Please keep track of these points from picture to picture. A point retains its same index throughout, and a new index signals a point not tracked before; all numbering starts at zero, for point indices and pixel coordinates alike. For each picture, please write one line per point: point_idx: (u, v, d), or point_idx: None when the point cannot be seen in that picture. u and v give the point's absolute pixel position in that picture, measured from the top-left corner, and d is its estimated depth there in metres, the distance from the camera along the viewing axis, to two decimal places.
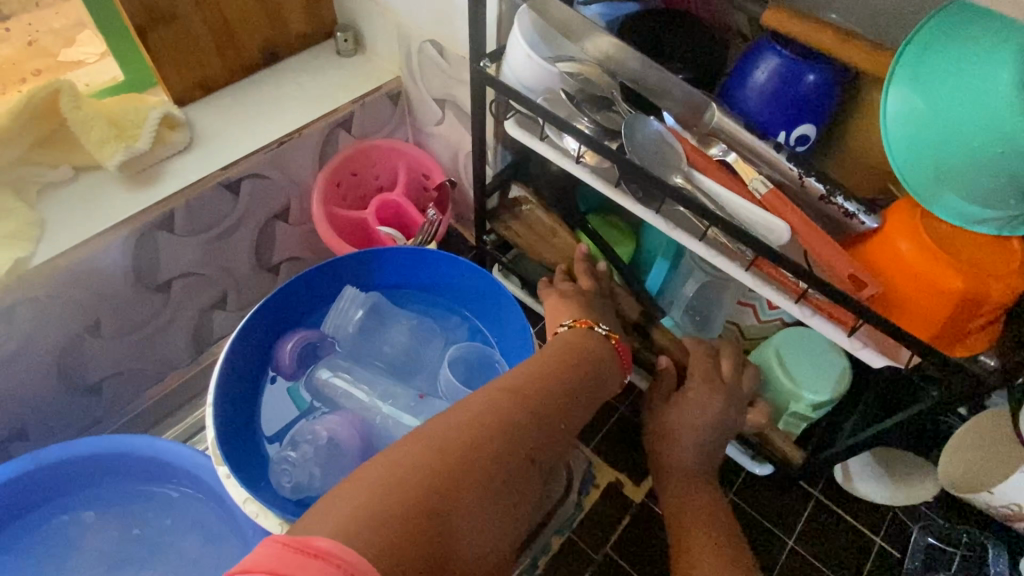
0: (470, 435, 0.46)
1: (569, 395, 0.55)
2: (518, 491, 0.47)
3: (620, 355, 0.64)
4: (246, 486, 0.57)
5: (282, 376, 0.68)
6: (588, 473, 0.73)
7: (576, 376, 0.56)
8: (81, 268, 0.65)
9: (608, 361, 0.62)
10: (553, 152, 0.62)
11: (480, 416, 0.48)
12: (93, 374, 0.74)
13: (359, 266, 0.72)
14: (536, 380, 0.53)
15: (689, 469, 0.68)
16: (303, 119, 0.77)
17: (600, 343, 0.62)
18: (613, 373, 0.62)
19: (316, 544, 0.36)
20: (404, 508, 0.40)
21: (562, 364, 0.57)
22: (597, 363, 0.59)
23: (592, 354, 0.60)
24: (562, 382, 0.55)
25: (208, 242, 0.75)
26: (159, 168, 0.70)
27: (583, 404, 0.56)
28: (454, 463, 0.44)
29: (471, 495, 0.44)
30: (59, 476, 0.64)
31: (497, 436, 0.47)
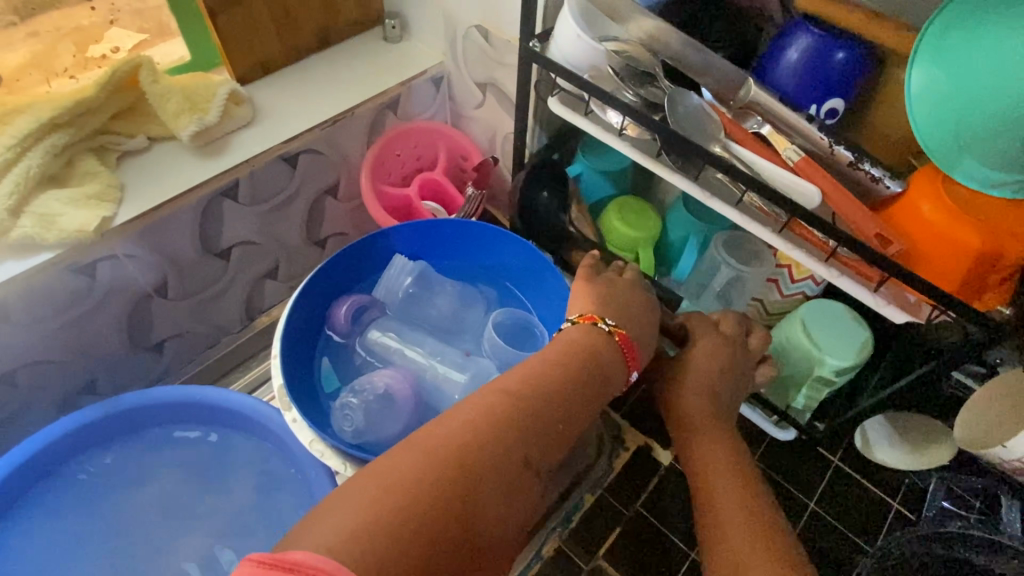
0: (464, 447, 0.49)
1: (566, 397, 0.56)
2: (517, 493, 0.51)
3: (626, 352, 0.63)
4: (312, 429, 0.62)
5: (336, 335, 0.73)
6: (615, 436, 0.78)
7: (578, 379, 0.58)
8: (154, 230, 0.70)
9: (615, 363, 0.61)
10: (595, 126, 0.66)
11: (473, 426, 0.51)
12: (156, 333, 0.79)
13: (407, 237, 0.77)
14: (534, 387, 0.55)
15: (709, 419, 0.67)
16: (355, 99, 0.82)
17: (605, 342, 0.62)
18: (617, 375, 0.61)
19: (291, 558, 0.39)
20: (400, 520, 0.44)
21: (566, 366, 0.58)
22: (603, 365, 0.60)
23: (599, 356, 0.60)
24: (561, 384, 0.56)
25: (266, 212, 0.80)
26: (225, 140, 0.74)
27: (581, 405, 0.57)
28: (449, 475, 0.47)
29: (469, 500, 0.47)
30: (132, 421, 0.70)
31: (483, 445, 0.50)
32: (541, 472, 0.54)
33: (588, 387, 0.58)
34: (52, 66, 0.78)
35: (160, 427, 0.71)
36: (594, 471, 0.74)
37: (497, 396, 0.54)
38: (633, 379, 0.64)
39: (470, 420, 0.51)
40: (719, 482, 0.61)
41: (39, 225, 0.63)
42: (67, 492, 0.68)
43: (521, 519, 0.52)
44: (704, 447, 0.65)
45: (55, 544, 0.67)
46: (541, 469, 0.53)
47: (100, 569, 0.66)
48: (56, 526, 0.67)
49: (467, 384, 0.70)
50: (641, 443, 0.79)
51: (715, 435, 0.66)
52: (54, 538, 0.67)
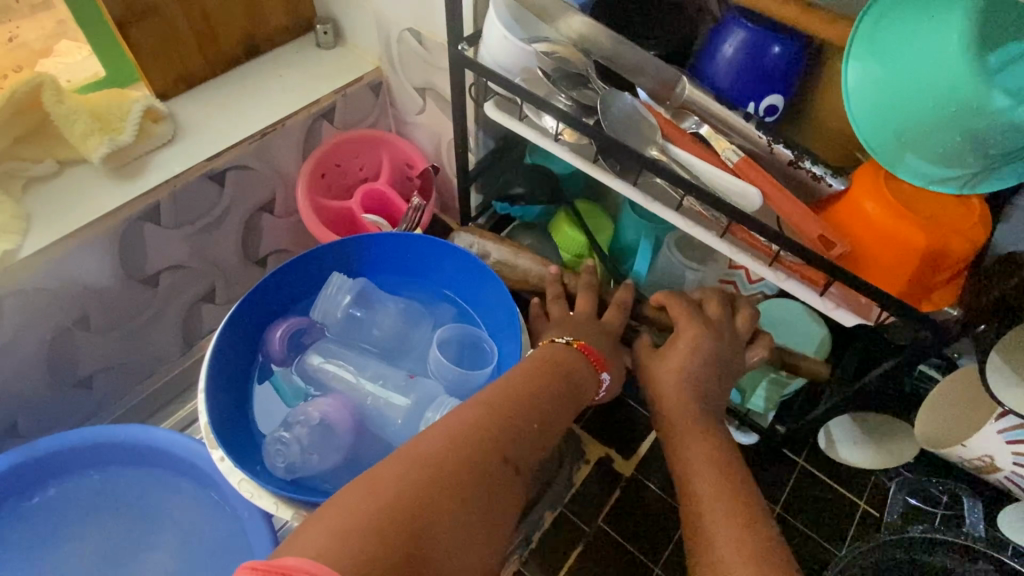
0: (446, 456, 0.46)
1: (541, 401, 0.53)
2: (499, 496, 0.48)
3: (591, 354, 0.60)
4: (241, 468, 0.58)
5: (274, 361, 0.69)
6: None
7: (554, 387, 0.55)
8: (65, 262, 0.65)
9: (584, 372, 0.59)
10: (532, 132, 0.63)
11: (453, 433, 0.48)
12: (83, 368, 0.75)
13: (346, 254, 0.73)
14: (508, 395, 0.52)
15: (692, 416, 0.59)
16: (284, 111, 0.78)
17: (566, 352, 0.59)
18: (588, 384, 0.59)
19: (284, 563, 0.36)
20: (382, 538, 0.40)
21: (537, 375, 0.55)
22: (578, 374, 0.58)
23: (566, 365, 0.58)
24: (535, 390, 0.54)
25: (194, 234, 0.76)
26: (143, 160, 0.70)
27: (557, 410, 0.54)
28: (429, 481, 0.44)
29: (448, 508, 0.44)
30: (53, 466, 0.65)
31: (461, 447, 0.47)
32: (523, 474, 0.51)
33: (561, 390, 0.55)
34: None
35: (85, 469, 0.67)
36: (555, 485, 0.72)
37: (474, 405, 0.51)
38: (604, 380, 0.61)
39: (449, 429, 0.48)
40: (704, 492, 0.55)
41: None
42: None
43: (505, 524, 0.49)
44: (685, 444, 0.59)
45: None
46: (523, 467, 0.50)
47: None
48: None
49: (411, 408, 0.66)
50: (602, 454, 0.82)
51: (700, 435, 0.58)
52: None
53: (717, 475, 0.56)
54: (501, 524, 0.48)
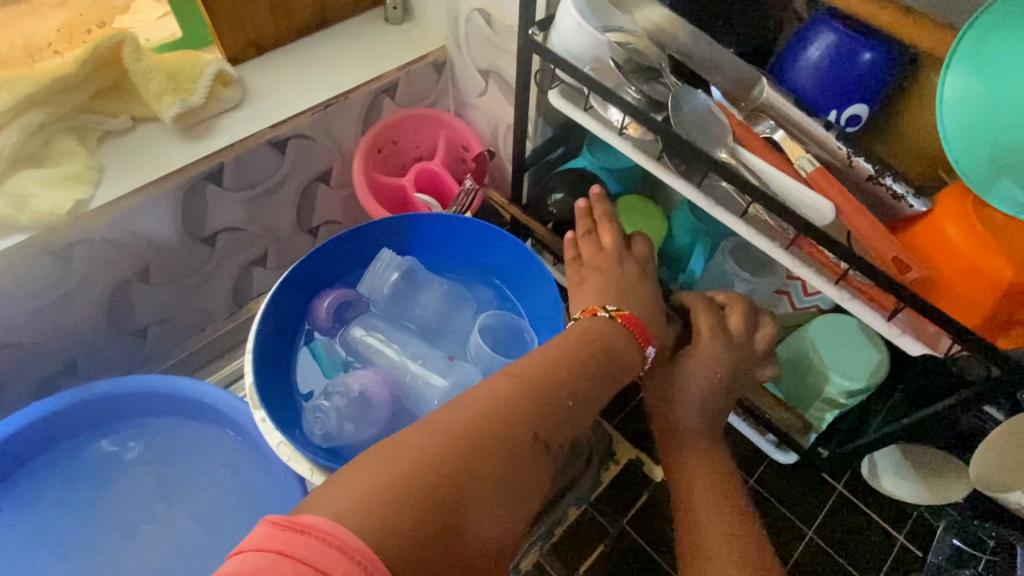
0: (475, 426, 0.45)
1: (579, 377, 0.51)
2: (530, 471, 0.46)
3: (632, 329, 0.58)
4: (280, 431, 0.60)
5: (319, 330, 0.71)
6: (607, 451, 0.76)
7: (594, 364, 0.52)
8: (132, 214, 0.67)
9: (627, 343, 0.56)
10: (595, 123, 0.62)
11: (486, 405, 0.46)
12: (140, 318, 0.78)
13: (397, 230, 0.74)
14: (544, 368, 0.50)
15: (699, 431, 0.60)
16: (348, 84, 0.78)
17: (607, 325, 0.57)
18: (631, 359, 0.56)
19: (304, 521, 0.37)
20: (401, 505, 0.40)
21: (577, 349, 0.53)
22: (619, 351, 0.55)
23: (607, 340, 0.55)
24: (571, 366, 0.51)
25: (253, 199, 0.78)
26: (211, 122, 0.71)
27: (595, 389, 0.52)
28: (454, 450, 0.43)
29: (473, 481, 0.43)
30: (105, 410, 0.69)
31: (491, 417, 0.46)
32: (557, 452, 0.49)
33: (601, 368, 0.53)
34: (35, 41, 0.76)
35: (133, 416, 0.70)
36: (583, 482, 0.72)
37: (506, 376, 0.49)
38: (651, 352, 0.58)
39: (480, 401, 0.47)
40: (705, 505, 0.56)
41: (12, 206, 0.60)
42: (37, 480, 0.68)
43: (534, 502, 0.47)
44: (691, 452, 0.59)
45: (21, 528, 0.66)
46: (556, 444, 0.48)
47: (66, 555, 0.65)
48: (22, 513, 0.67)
49: (447, 391, 0.66)
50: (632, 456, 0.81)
51: (700, 447, 0.60)
52: (21, 525, 0.66)
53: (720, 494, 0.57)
54: (530, 500, 0.47)
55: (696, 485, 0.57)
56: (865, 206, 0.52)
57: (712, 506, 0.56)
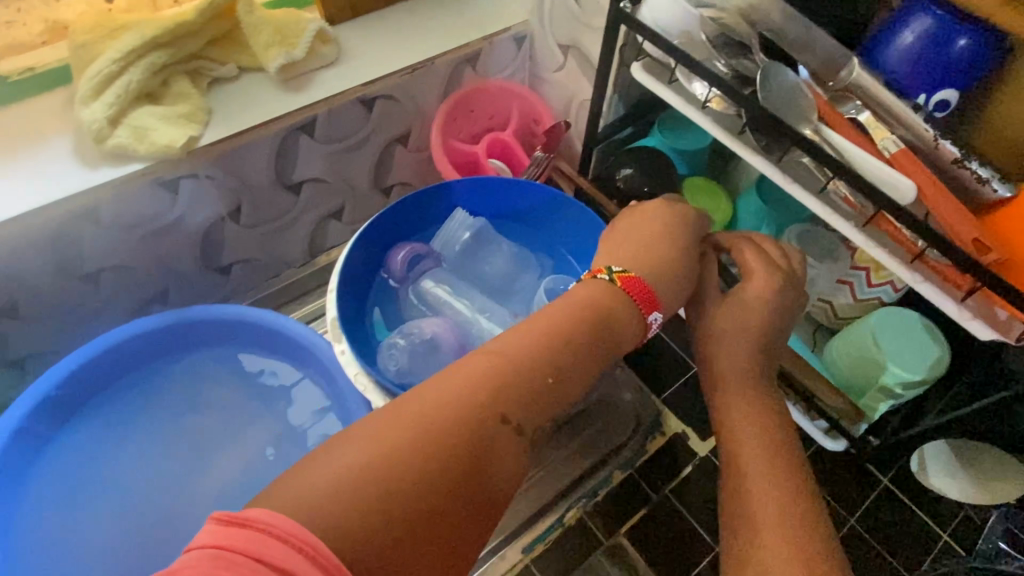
0: (434, 414, 0.45)
1: (552, 356, 0.50)
2: (496, 452, 0.46)
3: (637, 297, 0.56)
4: (358, 362, 0.66)
5: (393, 278, 0.74)
6: (655, 420, 0.79)
7: (572, 342, 0.51)
8: (234, 155, 0.73)
9: (625, 316, 0.55)
10: (678, 96, 0.64)
11: (446, 392, 0.47)
12: (227, 256, 0.83)
13: (472, 191, 0.77)
14: (512, 347, 0.50)
15: (746, 376, 0.59)
16: (436, 50, 0.82)
17: (606, 291, 0.55)
18: (625, 333, 0.55)
19: (248, 515, 0.38)
20: (355, 501, 0.40)
21: (552, 328, 0.51)
22: (615, 322, 0.54)
23: (593, 314, 0.53)
24: (543, 345, 0.50)
25: (338, 152, 0.82)
26: (309, 76, 0.76)
27: (571, 368, 0.51)
28: (411, 440, 0.44)
29: (434, 467, 0.43)
30: (193, 335, 0.74)
31: (450, 403, 0.46)
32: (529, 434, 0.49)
33: (577, 346, 0.51)
34: None
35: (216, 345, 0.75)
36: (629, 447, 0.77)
37: (474, 358, 0.49)
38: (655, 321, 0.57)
39: (440, 390, 0.47)
40: (749, 450, 0.56)
41: (133, 136, 0.66)
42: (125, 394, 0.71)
43: (506, 483, 0.47)
44: (735, 396, 0.58)
45: (98, 439, 0.69)
46: (526, 426, 0.48)
47: (139, 469, 0.68)
48: (102, 425, 0.70)
49: None
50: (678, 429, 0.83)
51: (750, 391, 0.59)
52: (98, 437, 0.69)
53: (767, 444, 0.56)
54: (513, 478, 0.47)
55: (742, 429, 0.57)
56: (948, 188, 0.53)
57: (758, 455, 0.55)
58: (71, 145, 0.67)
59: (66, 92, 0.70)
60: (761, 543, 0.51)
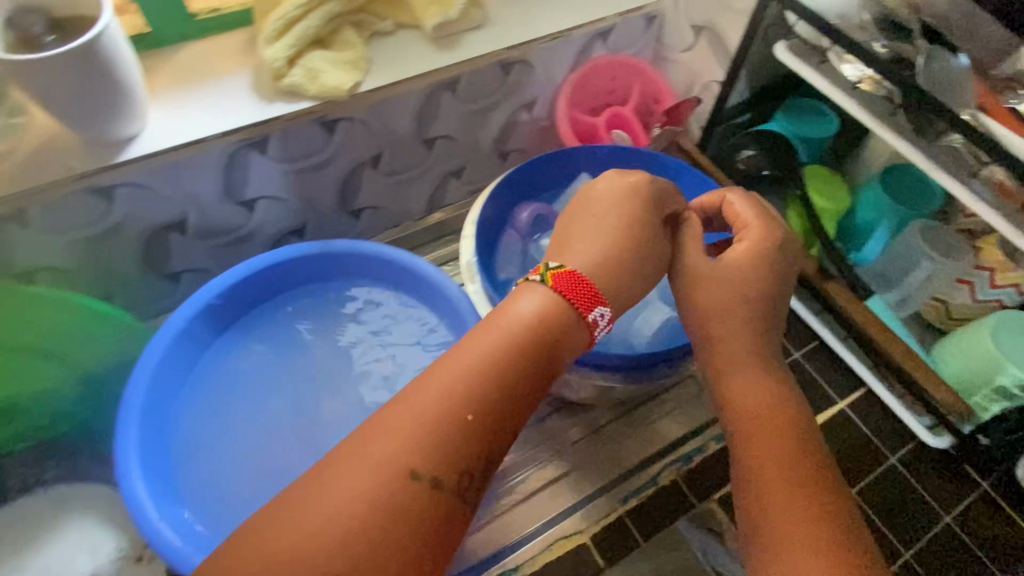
0: (358, 481, 0.43)
1: (485, 384, 0.47)
2: (428, 503, 0.44)
3: (571, 292, 0.52)
4: (490, 301, 0.72)
5: (518, 232, 0.79)
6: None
7: (499, 369, 0.48)
8: (387, 104, 0.79)
9: (557, 321, 0.51)
10: (826, 79, 0.68)
11: (372, 446, 0.44)
12: (360, 201, 0.90)
13: (601, 157, 0.81)
14: (433, 388, 0.47)
15: (752, 358, 0.57)
16: (574, 22, 0.85)
17: (539, 299, 0.52)
18: (570, 333, 0.52)
19: None
20: None
21: (477, 354, 0.48)
22: (556, 340, 0.51)
23: (520, 332, 0.50)
24: (467, 377, 0.47)
25: (472, 112, 0.87)
26: (459, 37, 0.81)
27: (505, 398, 0.48)
28: (329, 520, 0.42)
29: (358, 540, 0.42)
30: (333, 266, 0.79)
31: (374, 464, 0.44)
32: (469, 473, 0.46)
33: (502, 372, 0.48)
34: None
35: (352, 278, 0.80)
36: None
37: (395, 404, 0.47)
38: (599, 317, 0.53)
39: (361, 454, 0.44)
40: (767, 445, 0.53)
41: (307, 77, 0.72)
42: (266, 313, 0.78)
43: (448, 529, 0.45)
44: (738, 376, 0.56)
45: (246, 351, 0.76)
46: (464, 467, 0.46)
47: (281, 383, 0.75)
48: (248, 339, 0.77)
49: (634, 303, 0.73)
50: None
51: (761, 372, 0.56)
52: (246, 349, 0.76)
53: (782, 439, 0.53)
54: (455, 524, 0.45)
55: (752, 416, 0.54)
56: None
57: (775, 446, 0.53)
58: (249, 81, 0.74)
59: (245, 35, 0.77)
60: (785, 556, 0.48)
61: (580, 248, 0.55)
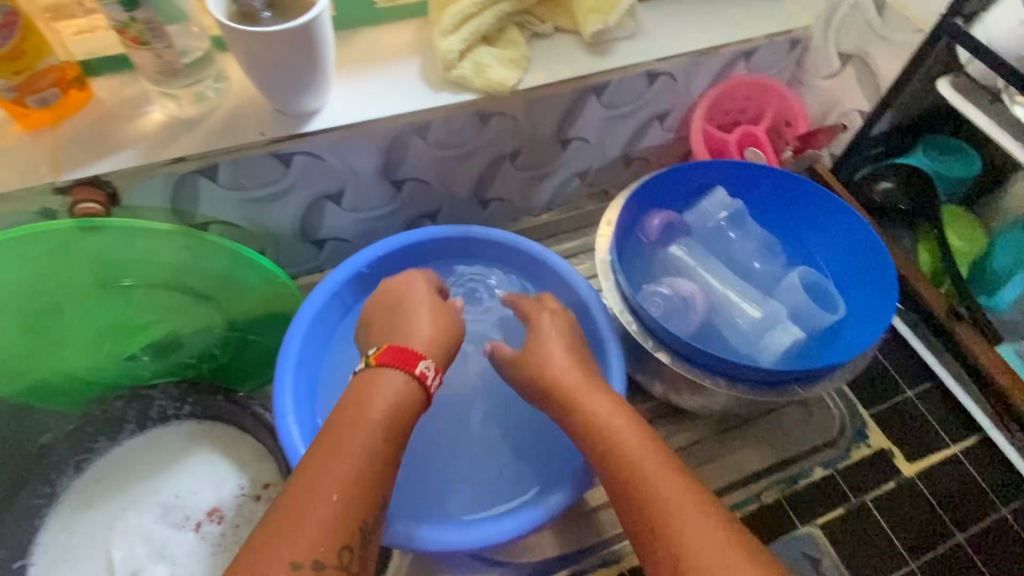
0: (267, 540, 0.46)
1: (372, 458, 0.52)
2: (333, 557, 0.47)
3: (393, 361, 0.59)
4: (624, 302, 0.73)
5: (650, 237, 0.81)
6: (860, 431, 0.87)
7: (381, 443, 0.53)
8: (539, 103, 0.82)
9: (404, 395, 0.57)
10: (988, 120, 0.71)
11: (282, 526, 0.47)
12: (491, 191, 0.94)
13: (739, 173, 0.81)
14: (328, 462, 0.50)
15: (578, 387, 0.64)
16: (723, 39, 0.87)
17: (394, 379, 0.57)
18: (405, 402, 0.57)
19: None
20: None
21: (356, 427, 0.53)
22: (405, 414, 0.56)
23: (370, 393, 0.56)
24: (354, 454, 0.51)
25: (610, 118, 0.90)
26: (612, 45, 0.84)
27: (388, 471, 0.53)
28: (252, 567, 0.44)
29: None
30: (464, 248, 0.86)
31: (286, 532, 0.46)
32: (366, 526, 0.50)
33: (376, 439, 0.53)
34: None
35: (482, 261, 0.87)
36: (836, 447, 0.85)
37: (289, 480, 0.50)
38: (425, 369, 0.59)
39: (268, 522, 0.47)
40: (645, 459, 0.57)
41: (474, 70, 0.77)
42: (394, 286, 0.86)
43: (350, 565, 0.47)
44: (581, 404, 0.62)
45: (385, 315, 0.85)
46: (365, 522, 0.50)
47: None
48: None
49: (761, 319, 0.75)
50: (884, 447, 0.86)
51: (600, 394, 0.63)
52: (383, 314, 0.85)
53: (641, 450, 0.57)
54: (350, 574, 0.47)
55: (605, 434, 0.60)
56: None
57: (657, 464, 0.56)
58: (419, 69, 0.79)
59: (415, 25, 0.83)
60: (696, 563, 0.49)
61: (424, 322, 0.65)
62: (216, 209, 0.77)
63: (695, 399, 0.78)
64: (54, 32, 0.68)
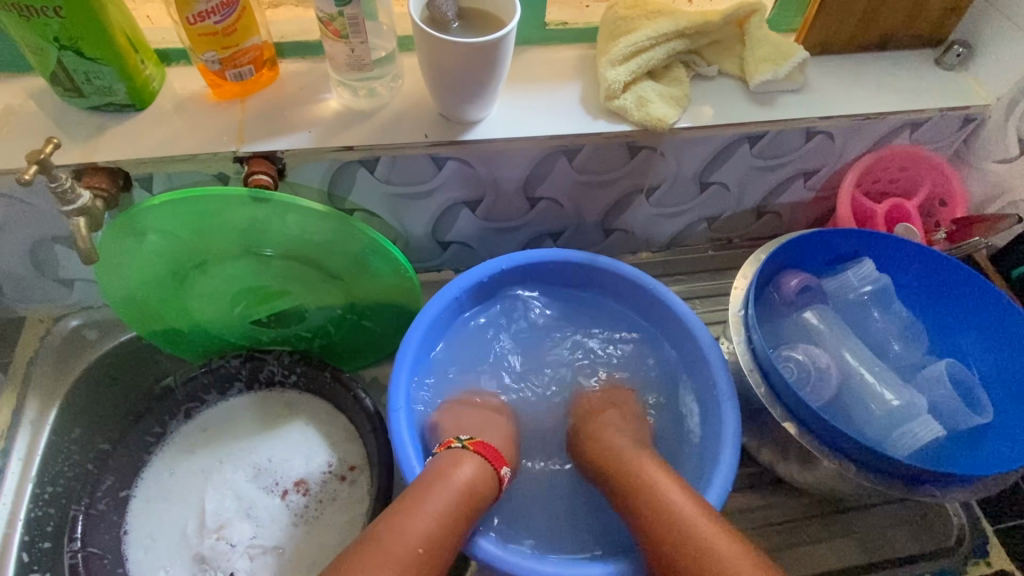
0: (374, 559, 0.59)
1: (455, 518, 0.64)
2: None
3: (487, 455, 0.72)
4: (755, 361, 0.71)
5: (785, 296, 0.78)
6: (981, 545, 0.80)
7: (463, 504, 0.66)
8: (690, 143, 0.81)
9: (486, 479, 0.70)
10: None
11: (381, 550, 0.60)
12: (619, 221, 0.94)
13: (890, 247, 0.77)
14: (419, 516, 0.63)
15: (618, 454, 0.72)
16: (894, 106, 0.83)
17: (470, 460, 0.70)
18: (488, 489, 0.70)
19: None
20: None
21: (442, 489, 0.65)
22: (481, 494, 0.68)
23: (456, 470, 0.68)
24: (440, 514, 0.63)
25: (756, 169, 0.88)
26: (775, 96, 0.82)
27: (462, 524, 0.65)
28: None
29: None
30: (587, 275, 0.85)
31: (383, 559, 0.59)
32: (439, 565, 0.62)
33: (456, 500, 0.65)
34: None
35: (601, 290, 0.86)
36: (951, 557, 0.79)
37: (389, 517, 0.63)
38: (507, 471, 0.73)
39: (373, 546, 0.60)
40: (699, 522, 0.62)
41: (636, 103, 0.77)
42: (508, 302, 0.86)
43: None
44: (643, 467, 0.69)
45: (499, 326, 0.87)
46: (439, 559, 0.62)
47: None
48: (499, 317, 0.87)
49: (900, 407, 0.71)
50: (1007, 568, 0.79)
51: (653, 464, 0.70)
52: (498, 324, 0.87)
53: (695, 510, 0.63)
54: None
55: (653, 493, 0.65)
56: None
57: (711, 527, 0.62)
58: (579, 95, 0.80)
59: (579, 51, 0.84)
60: None
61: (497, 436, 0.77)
62: (364, 197, 0.81)
63: (807, 477, 0.73)
64: (263, 16, 0.74)
